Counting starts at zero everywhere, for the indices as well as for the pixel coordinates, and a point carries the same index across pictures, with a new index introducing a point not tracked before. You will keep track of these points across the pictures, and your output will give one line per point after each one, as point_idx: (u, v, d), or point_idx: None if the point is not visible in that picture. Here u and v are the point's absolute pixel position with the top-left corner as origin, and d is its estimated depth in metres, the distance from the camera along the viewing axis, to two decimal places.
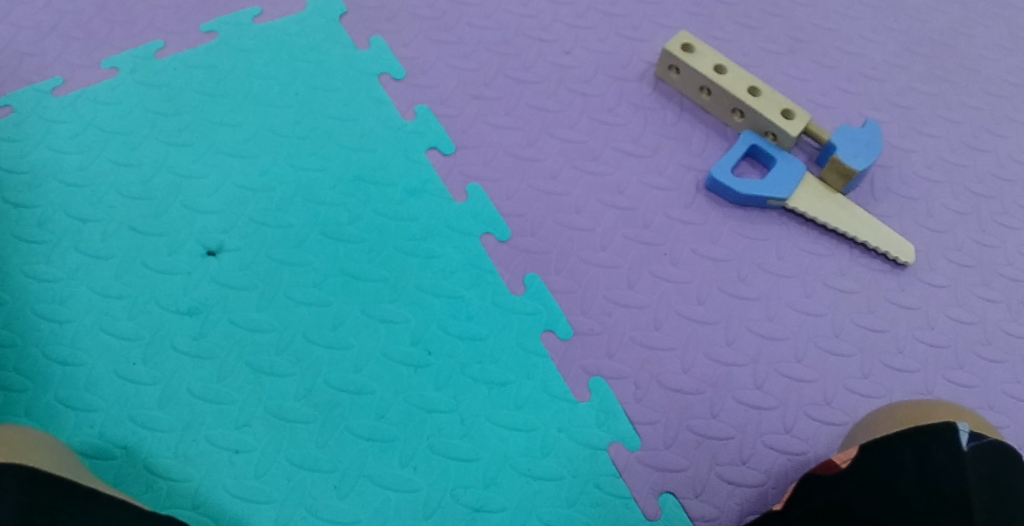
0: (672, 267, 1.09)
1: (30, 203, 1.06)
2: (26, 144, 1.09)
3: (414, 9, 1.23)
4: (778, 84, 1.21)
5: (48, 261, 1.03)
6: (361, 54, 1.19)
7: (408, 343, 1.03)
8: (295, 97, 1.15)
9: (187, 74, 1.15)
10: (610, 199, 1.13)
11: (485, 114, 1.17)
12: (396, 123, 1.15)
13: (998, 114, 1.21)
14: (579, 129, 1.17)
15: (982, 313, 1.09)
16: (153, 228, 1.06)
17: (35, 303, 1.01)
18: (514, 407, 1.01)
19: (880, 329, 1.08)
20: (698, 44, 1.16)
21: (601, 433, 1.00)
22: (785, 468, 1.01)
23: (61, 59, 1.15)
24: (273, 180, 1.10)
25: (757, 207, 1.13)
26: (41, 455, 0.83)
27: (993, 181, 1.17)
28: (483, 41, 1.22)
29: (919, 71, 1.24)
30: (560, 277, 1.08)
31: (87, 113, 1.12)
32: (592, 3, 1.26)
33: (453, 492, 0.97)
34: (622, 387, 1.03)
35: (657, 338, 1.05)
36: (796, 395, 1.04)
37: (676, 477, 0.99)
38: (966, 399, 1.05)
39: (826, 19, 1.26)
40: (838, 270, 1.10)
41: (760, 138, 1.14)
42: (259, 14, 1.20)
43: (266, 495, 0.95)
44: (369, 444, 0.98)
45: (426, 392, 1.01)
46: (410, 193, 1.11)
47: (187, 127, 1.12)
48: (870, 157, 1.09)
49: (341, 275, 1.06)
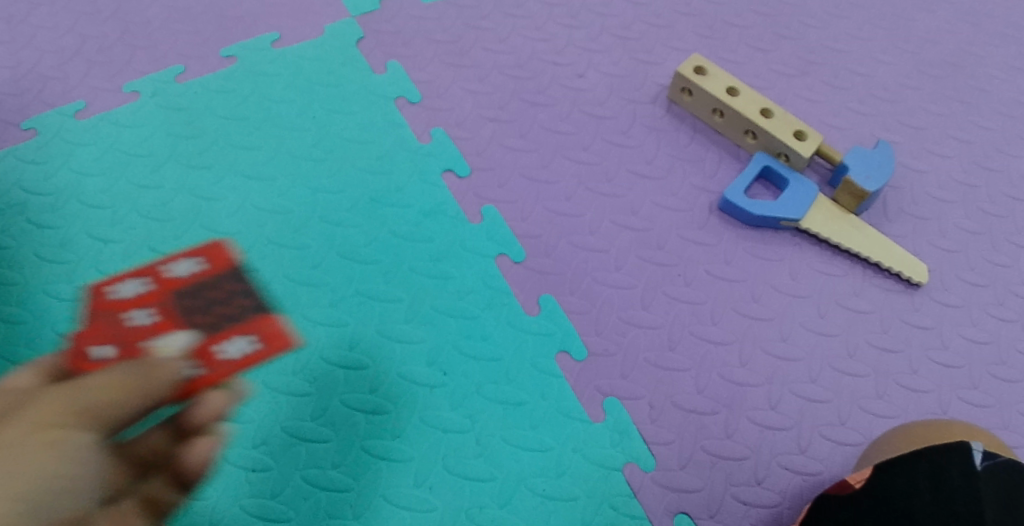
0: (686, 287, 1.10)
1: (53, 224, 1.08)
2: (49, 167, 1.11)
3: (429, 33, 1.25)
4: (791, 106, 1.22)
5: (70, 281, 1.05)
6: (377, 78, 1.21)
7: (424, 364, 1.04)
8: (313, 120, 1.17)
9: (207, 97, 1.18)
10: (624, 220, 1.14)
11: (500, 136, 1.18)
12: (412, 146, 1.16)
13: (1008, 134, 1.22)
14: (593, 151, 1.18)
15: (996, 332, 1.10)
16: (173, 249, 1.08)
17: (56, 323, 1.03)
18: (529, 428, 1.01)
19: (894, 349, 1.08)
20: (709, 67, 1.18)
21: (615, 454, 1.01)
22: (800, 489, 1.01)
23: (85, 83, 1.18)
24: (292, 202, 1.12)
25: (770, 228, 1.14)
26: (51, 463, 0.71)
27: (1005, 201, 1.17)
28: (498, 64, 1.24)
29: (930, 91, 1.24)
30: (574, 298, 1.09)
31: (109, 135, 1.14)
32: (605, 27, 1.28)
33: (468, 511, 0.97)
34: (637, 408, 1.03)
35: (672, 360, 1.06)
36: (811, 415, 1.04)
37: (690, 497, 1.00)
38: (982, 419, 1.05)
39: (837, 41, 1.28)
40: (851, 290, 1.11)
41: (772, 159, 1.15)
42: (278, 38, 1.23)
43: (283, 514, 0.96)
44: (384, 463, 0.99)
45: (442, 412, 1.02)
46: (425, 215, 1.12)
47: (207, 150, 1.14)
48: (882, 178, 1.10)
49: (358, 295, 1.07)
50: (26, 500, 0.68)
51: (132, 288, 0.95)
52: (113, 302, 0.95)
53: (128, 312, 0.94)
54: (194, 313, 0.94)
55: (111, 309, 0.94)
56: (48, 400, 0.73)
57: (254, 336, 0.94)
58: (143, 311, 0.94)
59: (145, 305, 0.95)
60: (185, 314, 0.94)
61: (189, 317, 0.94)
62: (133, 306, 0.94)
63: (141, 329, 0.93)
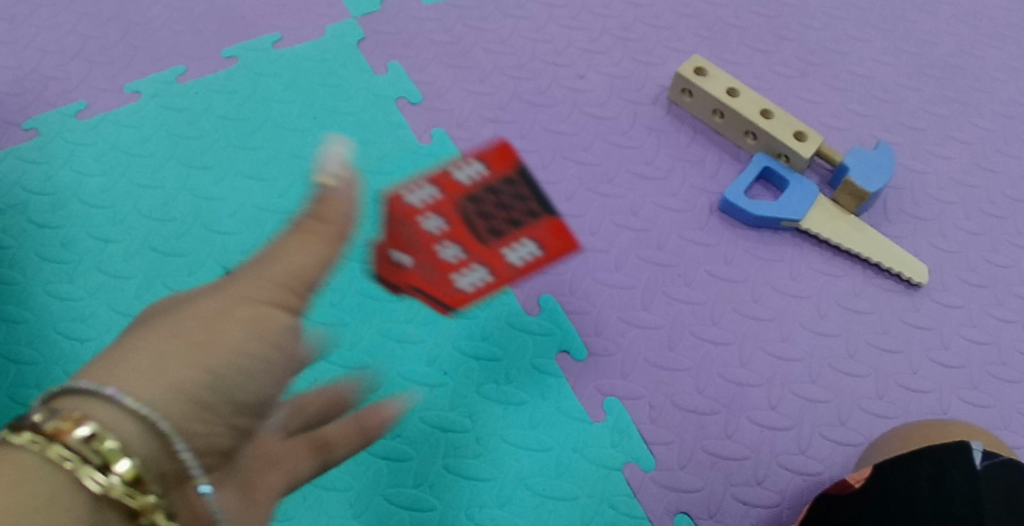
0: (686, 287, 1.10)
1: (54, 223, 1.09)
2: (50, 167, 1.12)
3: (430, 34, 1.25)
4: (791, 107, 1.22)
5: (71, 281, 1.05)
6: (378, 78, 1.21)
7: (425, 364, 1.04)
8: (314, 121, 1.18)
9: (208, 98, 1.18)
10: (624, 220, 1.14)
11: (501, 137, 1.19)
12: (413, 147, 1.17)
13: (1008, 135, 1.22)
14: (593, 152, 1.19)
15: (996, 333, 1.10)
16: (174, 248, 1.08)
17: (57, 322, 1.03)
18: (528, 427, 1.01)
19: (894, 349, 1.08)
20: (710, 68, 1.18)
21: (615, 453, 1.01)
22: (800, 489, 1.01)
23: (86, 83, 1.18)
24: (293, 202, 1.12)
25: (770, 228, 1.14)
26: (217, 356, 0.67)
27: (1005, 201, 1.17)
28: (499, 65, 1.24)
29: (930, 92, 1.25)
30: (574, 297, 1.09)
31: (110, 136, 1.14)
32: (605, 28, 1.28)
33: (468, 511, 0.97)
34: (638, 408, 1.03)
35: (672, 360, 1.06)
36: (811, 415, 1.04)
37: (690, 497, 1.00)
38: (982, 420, 1.05)
39: (837, 43, 1.28)
40: (852, 290, 1.11)
41: (772, 160, 1.16)
42: (279, 39, 1.23)
43: (283, 513, 0.96)
44: (384, 462, 0.99)
45: (442, 412, 1.02)
46: None
47: (208, 150, 1.15)
48: (882, 179, 1.11)
49: (359, 295, 1.07)
50: (183, 360, 0.63)
51: (421, 202, 0.94)
52: (417, 222, 0.94)
53: (431, 228, 0.93)
54: (485, 219, 0.94)
55: (413, 226, 0.93)
56: (250, 287, 0.68)
57: (537, 241, 0.95)
58: (437, 222, 0.94)
59: (445, 220, 0.95)
60: (479, 225, 0.94)
61: (493, 231, 0.94)
62: (435, 237, 0.93)
63: (458, 240, 0.93)
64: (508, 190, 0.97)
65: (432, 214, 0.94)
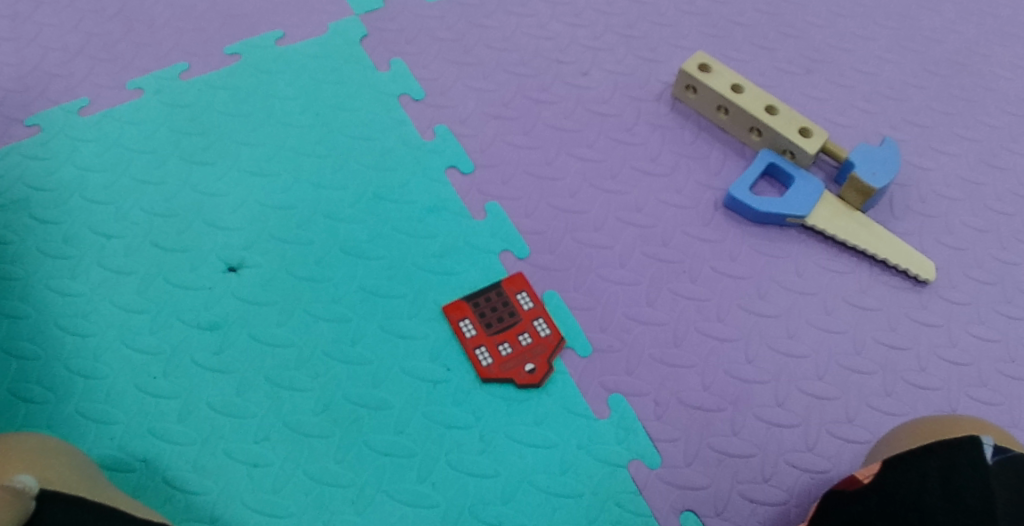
0: (691, 284, 1.09)
1: (56, 219, 1.08)
2: (53, 163, 1.11)
3: (432, 31, 1.25)
4: (796, 104, 1.22)
5: (72, 276, 1.05)
6: (380, 76, 1.20)
7: (428, 359, 1.03)
8: (317, 117, 1.17)
9: (211, 94, 1.17)
10: (628, 217, 1.13)
11: (504, 134, 1.18)
12: (416, 143, 1.16)
13: (1014, 133, 1.21)
14: (597, 149, 1.18)
15: (1005, 330, 1.09)
16: (176, 244, 1.08)
17: (58, 318, 1.02)
18: (533, 424, 1.00)
19: (902, 346, 1.07)
20: (714, 64, 1.17)
21: (621, 450, 1.00)
22: (808, 486, 1.00)
23: (89, 81, 1.17)
24: (295, 198, 1.11)
25: (775, 225, 1.13)
26: (38, 467, 0.75)
27: (1013, 199, 1.17)
28: (502, 62, 1.23)
29: (936, 90, 1.24)
30: (578, 294, 1.08)
31: (113, 132, 1.14)
32: (609, 26, 1.28)
33: (472, 507, 0.96)
34: (643, 405, 1.02)
35: (676, 356, 1.05)
36: (818, 412, 1.03)
37: (696, 495, 0.98)
38: (992, 417, 1.04)
39: (842, 41, 1.27)
40: (858, 287, 1.10)
41: (777, 157, 1.15)
42: (281, 37, 1.22)
43: (284, 509, 0.95)
44: (387, 459, 0.98)
45: (445, 408, 1.01)
46: (429, 211, 1.12)
47: (210, 147, 1.14)
48: (888, 175, 1.09)
49: (361, 291, 1.06)
50: None
51: (487, 360, 1.02)
52: (503, 362, 1.02)
53: (513, 352, 1.03)
54: (507, 318, 1.04)
55: (507, 365, 1.02)
56: None
57: (524, 289, 1.07)
58: (506, 348, 1.03)
59: (498, 345, 1.03)
60: (502, 323, 1.04)
61: (513, 314, 1.05)
62: (498, 356, 1.02)
63: (512, 334, 1.04)
64: (484, 301, 1.05)
65: (489, 353, 1.03)
